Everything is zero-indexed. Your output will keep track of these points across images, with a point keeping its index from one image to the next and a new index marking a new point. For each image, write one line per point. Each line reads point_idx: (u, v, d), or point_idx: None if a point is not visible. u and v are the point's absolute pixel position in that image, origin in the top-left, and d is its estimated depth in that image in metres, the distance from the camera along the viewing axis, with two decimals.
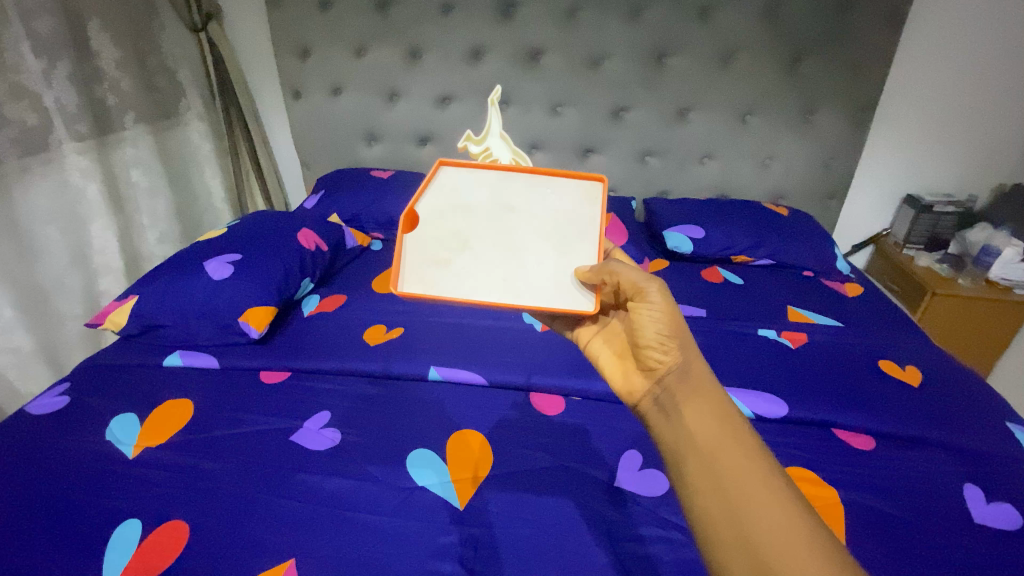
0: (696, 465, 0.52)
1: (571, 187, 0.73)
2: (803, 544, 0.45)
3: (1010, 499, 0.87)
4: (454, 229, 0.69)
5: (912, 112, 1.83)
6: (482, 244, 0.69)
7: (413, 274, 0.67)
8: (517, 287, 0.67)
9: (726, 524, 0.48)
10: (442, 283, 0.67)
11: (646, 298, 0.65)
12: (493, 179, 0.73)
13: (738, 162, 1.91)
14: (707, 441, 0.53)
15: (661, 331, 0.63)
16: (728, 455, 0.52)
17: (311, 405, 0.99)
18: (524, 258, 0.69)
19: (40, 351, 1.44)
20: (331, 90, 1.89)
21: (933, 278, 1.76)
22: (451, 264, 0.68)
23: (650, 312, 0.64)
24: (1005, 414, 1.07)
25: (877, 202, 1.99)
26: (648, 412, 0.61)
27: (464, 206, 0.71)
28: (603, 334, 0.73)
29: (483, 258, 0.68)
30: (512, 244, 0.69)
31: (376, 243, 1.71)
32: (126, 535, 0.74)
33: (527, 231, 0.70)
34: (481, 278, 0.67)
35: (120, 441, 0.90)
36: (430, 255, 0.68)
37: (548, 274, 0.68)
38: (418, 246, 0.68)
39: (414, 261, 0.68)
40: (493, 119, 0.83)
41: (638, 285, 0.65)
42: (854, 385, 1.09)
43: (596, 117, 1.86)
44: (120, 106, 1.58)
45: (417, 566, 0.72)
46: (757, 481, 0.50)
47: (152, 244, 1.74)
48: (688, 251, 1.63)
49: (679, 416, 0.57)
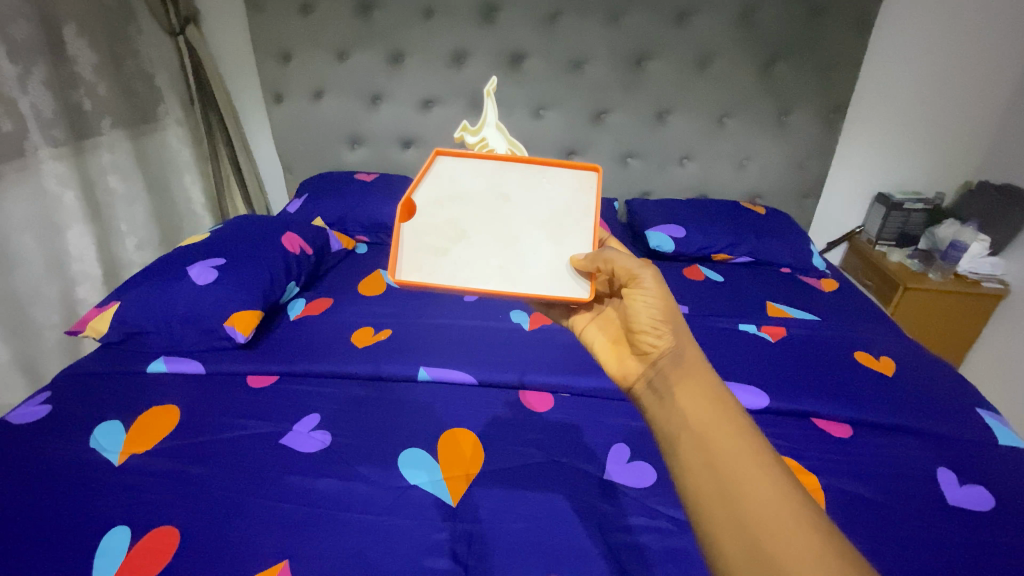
0: (688, 443, 0.54)
1: (565, 176, 0.76)
2: (793, 519, 0.47)
3: (981, 481, 0.91)
4: (453, 218, 0.71)
5: (882, 113, 1.90)
6: (479, 234, 0.71)
7: (410, 264, 0.69)
8: (513, 278, 0.69)
9: (717, 502, 0.50)
10: (441, 271, 0.69)
11: (640, 284, 0.67)
12: (490, 168, 0.75)
13: (717, 162, 1.95)
14: (699, 420, 0.55)
15: (654, 315, 0.66)
16: (719, 431, 0.54)
17: (301, 408, 0.99)
18: (521, 247, 0.71)
19: (15, 362, 1.41)
20: (313, 94, 1.88)
21: (904, 272, 1.83)
22: (448, 253, 0.69)
23: (644, 298, 0.67)
24: (975, 401, 1.11)
25: (851, 200, 2.06)
26: (642, 394, 0.63)
27: (462, 196, 0.72)
28: (597, 321, 0.75)
29: (479, 246, 0.70)
30: (508, 234, 0.71)
31: (361, 246, 1.71)
32: (115, 542, 0.73)
33: (523, 219, 0.72)
34: (478, 266, 0.69)
35: (105, 449, 0.88)
36: (427, 244, 0.70)
37: (544, 261, 0.71)
38: (416, 235, 0.70)
39: (411, 251, 0.69)
40: (490, 111, 0.85)
41: (632, 272, 0.67)
42: (833, 376, 1.12)
43: (578, 120, 1.89)
44: (97, 111, 1.55)
45: (412, 563, 0.72)
46: (748, 458, 0.51)
47: (131, 251, 1.71)
48: (671, 250, 1.66)
49: (672, 397, 0.59)
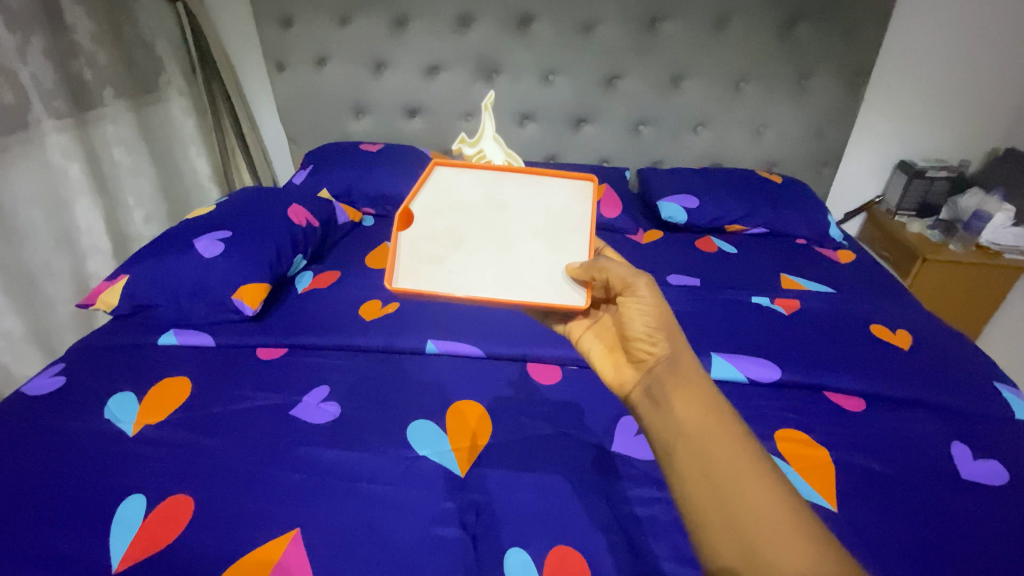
0: (684, 452, 0.53)
1: (565, 186, 0.72)
2: (790, 523, 0.46)
3: (996, 455, 0.90)
4: (450, 225, 0.68)
5: (908, 76, 1.81)
6: (479, 246, 0.68)
7: (407, 272, 0.67)
8: (512, 289, 0.67)
9: (714, 508, 0.49)
10: (439, 278, 0.66)
11: (634, 292, 0.66)
12: (489, 180, 0.71)
13: (733, 130, 1.88)
14: (696, 428, 0.54)
15: (649, 323, 0.64)
16: (714, 439, 0.53)
17: (311, 380, 0.99)
18: (519, 256, 0.68)
19: (32, 335, 1.43)
20: (316, 62, 1.83)
21: (924, 244, 1.77)
22: (445, 262, 0.67)
23: (638, 306, 0.65)
24: (994, 375, 1.09)
25: (871, 169, 1.99)
26: (639, 405, 0.62)
27: (461, 206, 0.69)
28: (594, 329, 0.74)
29: (476, 256, 0.68)
30: (506, 245, 0.68)
31: (367, 218, 1.69)
32: (132, 510, 0.75)
33: (521, 229, 0.69)
34: (474, 277, 0.67)
35: (119, 420, 0.90)
36: (425, 252, 0.67)
37: (541, 271, 0.68)
38: (413, 245, 0.68)
39: (408, 259, 0.67)
40: (487, 122, 0.81)
41: (627, 280, 0.65)
42: (847, 349, 1.10)
43: (588, 86, 1.82)
44: (98, 81, 1.53)
45: (422, 531, 0.73)
46: (741, 462, 0.51)
47: (139, 224, 1.71)
48: (683, 221, 1.63)
49: (667, 405, 0.58)
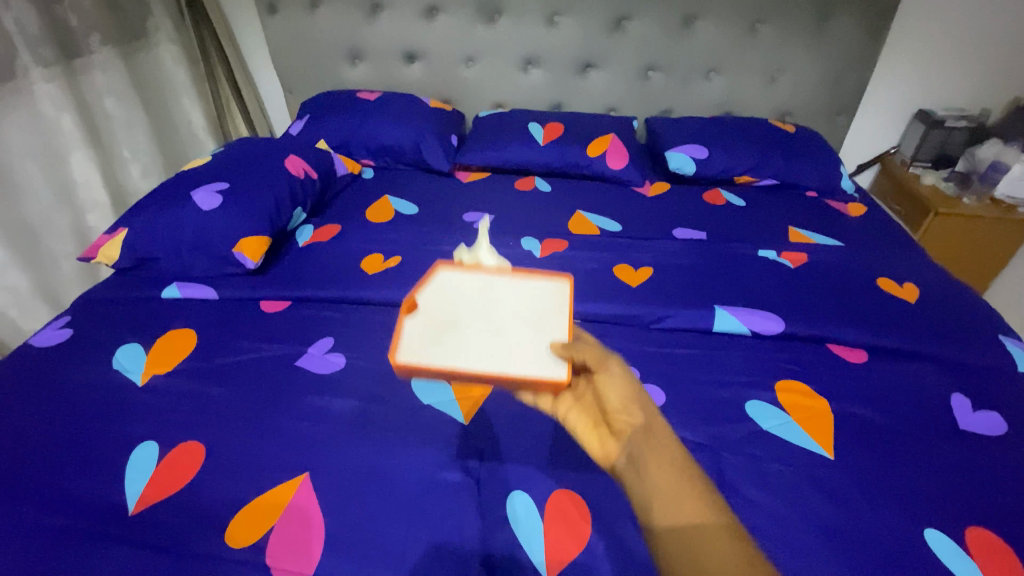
0: (672, 536, 0.50)
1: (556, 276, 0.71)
2: None
3: (994, 406, 0.91)
4: (440, 307, 0.67)
5: (935, 18, 1.71)
6: (469, 323, 0.65)
7: (407, 349, 0.62)
8: (501, 369, 0.60)
9: None
10: (424, 352, 0.61)
11: (607, 368, 0.63)
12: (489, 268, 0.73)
13: (746, 76, 1.81)
14: (679, 513, 0.51)
15: (625, 397, 0.61)
16: (695, 520, 0.50)
17: (315, 332, 1.00)
18: (511, 336, 0.63)
19: (38, 290, 1.44)
20: (309, 3, 1.74)
21: (938, 197, 1.73)
22: (441, 339, 0.63)
23: (612, 381, 0.62)
24: (999, 328, 1.08)
25: (887, 118, 1.92)
26: (625, 475, 0.57)
27: (454, 292, 0.69)
28: (578, 405, 0.65)
29: (470, 335, 0.63)
30: (494, 323, 0.65)
31: (367, 170, 1.65)
32: (145, 455, 0.77)
33: (514, 309, 0.66)
34: (467, 354, 0.61)
35: (127, 370, 0.92)
36: (423, 333, 0.64)
37: (532, 351, 0.62)
38: (415, 325, 0.65)
39: (408, 337, 0.63)
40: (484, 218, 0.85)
41: (601, 358, 0.62)
42: (852, 302, 1.10)
43: (595, 28, 1.74)
44: (83, 27, 1.46)
45: (427, 475, 0.76)
46: (728, 549, 0.48)
47: (136, 178, 1.68)
48: (691, 172, 1.59)
49: (648, 484, 0.54)
